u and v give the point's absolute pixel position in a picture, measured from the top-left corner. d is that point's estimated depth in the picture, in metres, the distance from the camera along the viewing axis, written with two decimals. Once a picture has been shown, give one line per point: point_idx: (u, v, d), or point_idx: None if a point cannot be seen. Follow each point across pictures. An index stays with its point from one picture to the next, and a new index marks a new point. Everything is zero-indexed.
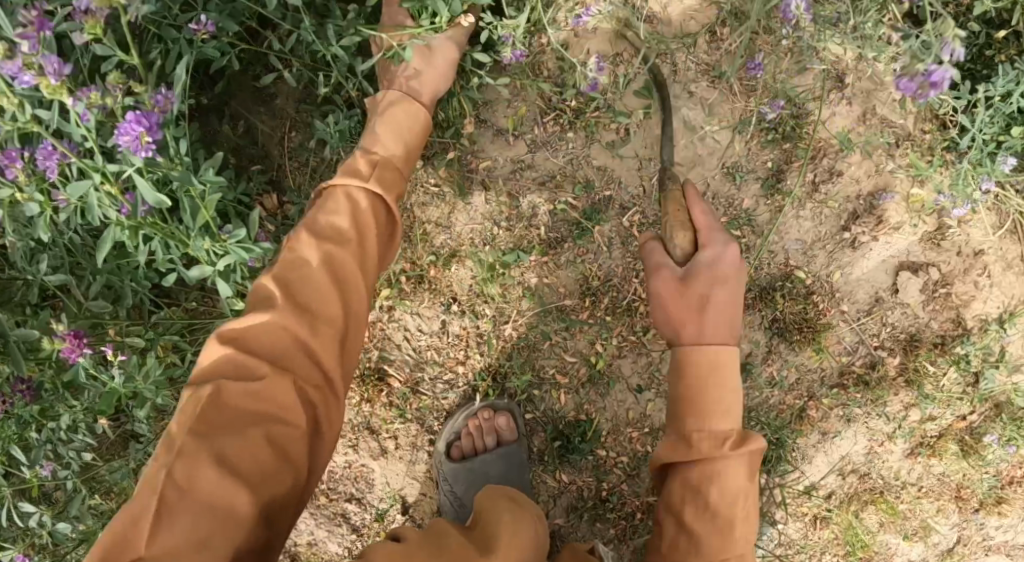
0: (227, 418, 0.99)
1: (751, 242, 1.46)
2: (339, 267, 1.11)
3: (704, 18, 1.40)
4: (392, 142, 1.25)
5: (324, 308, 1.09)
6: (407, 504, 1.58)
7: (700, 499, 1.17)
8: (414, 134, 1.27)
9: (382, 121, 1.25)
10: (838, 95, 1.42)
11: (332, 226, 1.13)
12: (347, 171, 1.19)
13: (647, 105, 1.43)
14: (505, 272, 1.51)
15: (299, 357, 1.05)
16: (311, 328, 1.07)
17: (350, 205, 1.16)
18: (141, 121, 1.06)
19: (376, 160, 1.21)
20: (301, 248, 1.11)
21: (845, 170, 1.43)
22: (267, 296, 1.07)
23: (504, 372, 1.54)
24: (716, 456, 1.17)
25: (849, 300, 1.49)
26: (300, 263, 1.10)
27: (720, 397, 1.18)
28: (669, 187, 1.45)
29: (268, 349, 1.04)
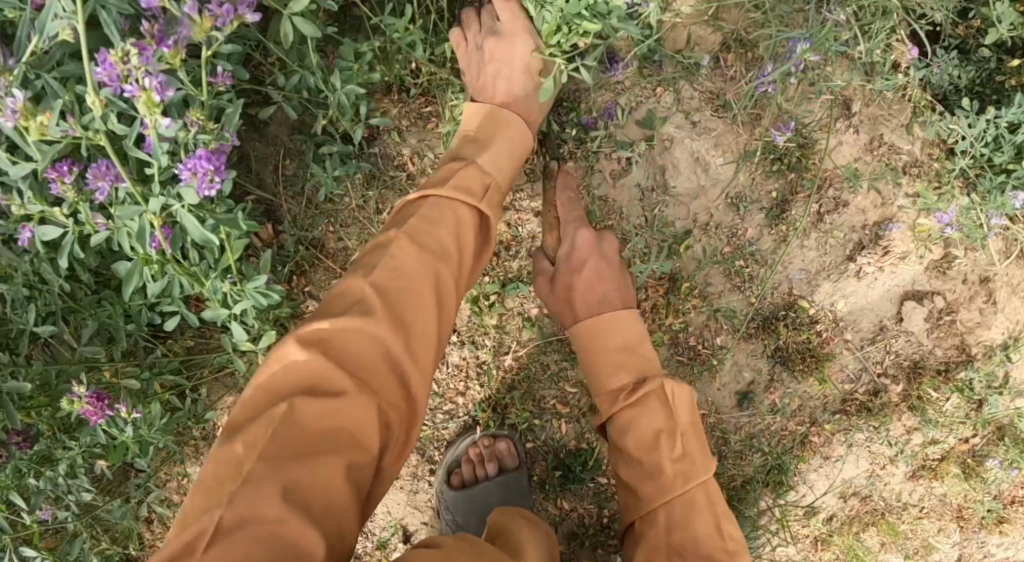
0: (306, 436, 0.96)
1: (754, 272, 1.44)
2: (437, 284, 1.11)
3: (709, 44, 1.36)
4: (496, 166, 1.26)
5: (418, 322, 1.08)
6: (408, 533, 1.58)
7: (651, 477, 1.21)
8: (512, 153, 1.29)
9: (499, 141, 1.29)
10: (845, 124, 1.39)
11: (426, 237, 1.13)
12: (456, 185, 1.19)
13: (649, 136, 1.38)
14: (504, 302, 1.49)
15: (386, 375, 1.03)
16: (402, 342, 1.05)
17: (450, 220, 1.16)
18: (210, 158, 1.08)
19: (489, 182, 1.23)
20: (397, 254, 1.10)
21: (851, 200, 1.41)
22: (359, 302, 1.06)
23: (505, 404, 1.53)
24: (669, 491, 1.19)
25: (853, 329, 1.48)
26: (392, 272, 1.09)
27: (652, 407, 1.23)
28: (671, 217, 1.42)
29: (355, 359, 1.02)
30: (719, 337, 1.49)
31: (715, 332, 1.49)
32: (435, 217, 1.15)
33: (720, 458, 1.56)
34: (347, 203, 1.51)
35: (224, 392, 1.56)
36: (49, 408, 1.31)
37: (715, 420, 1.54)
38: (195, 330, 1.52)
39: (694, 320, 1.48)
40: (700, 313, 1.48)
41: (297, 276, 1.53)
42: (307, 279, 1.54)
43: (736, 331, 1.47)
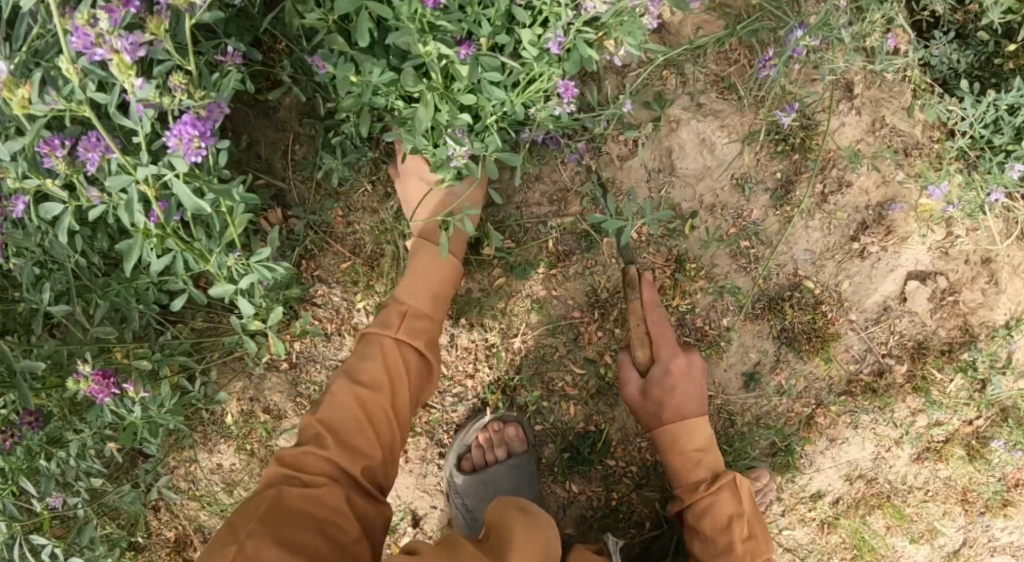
0: (286, 513, 1.12)
1: (760, 253, 1.46)
2: (372, 409, 1.26)
3: (713, 27, 1.39)
4: (418, 292, 1.35)
5: (361, 439, 1.24)
6: (418, 517, 1.59)
7: (709, 514, 1.36)
8: (443, 284, 1.37)
9: (414, 272, 1.36)
10: (847, 105, 1.41)
11: (370, 395, 1.26)
12: (377, 321, 1.33)
13: (656, 118, 1.40)
14: (512, 284, 1.51)
15: (347, 484, 1.21)
16: (357, 449, 1.23)
17: (381, 353, 1.30)
18: (196, 124, 1.04)
19: (404, 311, 1.34)
20: (347, 437, 1.24)
21: (854, 180, 1.42)
22: (319, 465, 1.20)
23: (513, 386, 1.54)
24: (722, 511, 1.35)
25: (857, 309, 1.49)
26: (344, 433, 1.24)
27: (711, 456, 1.39)
28: (678, 199, 1.44)
29: (348, 436, 1.24)
30: (725, 318, 1.51)
31: (721, 314, 1.50)
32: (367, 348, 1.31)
33: (727, 441, 1.57)
34: (356, 187, 1.54)
35: (234, 376, 1.58)
36: (60, 389, 1.29)
37: (722, 402, 1.56)
38: (205, 314, 1.53)
39: (700, 301, 1.50)
40: (707, 295, 1.49)
41: (306, 260, 1.56)
42: (316, 263, 1.56)
43: (742, 312, 1.49)
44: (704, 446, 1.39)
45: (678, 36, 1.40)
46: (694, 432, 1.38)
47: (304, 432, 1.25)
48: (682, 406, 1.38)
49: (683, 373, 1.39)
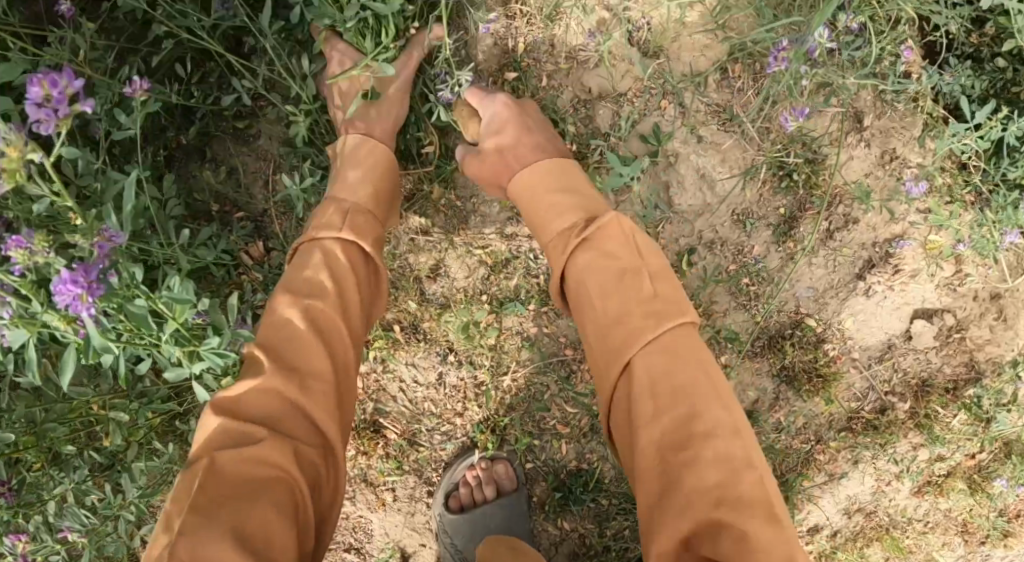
0: (233, 487, 0.98)
1: (760, 290, 1.40)
2: (319, 320, 1.11)
3: (715, 53, 1.30)
4: (360, 188, 1.22)
5: (311, 362, 1.08)
6: (407, 555, 1.55)
7: (726, 460, 1.01)
8: (382, 175, 1.26)
9: (346, 165, 1.25)
10: (856, 138, 1.34)
11: (309, 331, 1.10)
12: (319, 222, 1.19)
13: (653, 151, 1.31)
14: (502, 321, 1.45)
15: (292, 416, 1.05)
16: (300, 379, 1.07)
17: (325, 259, 1.16)
18: (78, 280, 0.86)
19: (345, 210, 1.20)
20: (286, 352, 1.08)
21: (861, 217, 1.36)
22: (268, 387, 1.05)
23: (504, 425, 1.49)
24: (693, 443, 1.01)
25: (860, 347, 1.44)
26: (289, 354, 1.08)
27: (685, 366, 1.05)
28: (676, 235, 1.37)
29: (278, 386, 1.06)
30: (723, 356, 1.45)
31: (719, 351, 1.45)
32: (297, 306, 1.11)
33: None
34: None
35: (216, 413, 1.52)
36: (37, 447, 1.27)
37: None
38: None
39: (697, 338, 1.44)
40: (704, 332, 1.44)
41: None
42: None
43: (741, 350, 1.44)
44: (733, 450, 1.02)
45: (677, 62, 1.30)
46: (677, 355, 1.06)
47: (244, 361, 1.09)
48: (677, 360, 1.05)
49: (685, 340, 1.07)
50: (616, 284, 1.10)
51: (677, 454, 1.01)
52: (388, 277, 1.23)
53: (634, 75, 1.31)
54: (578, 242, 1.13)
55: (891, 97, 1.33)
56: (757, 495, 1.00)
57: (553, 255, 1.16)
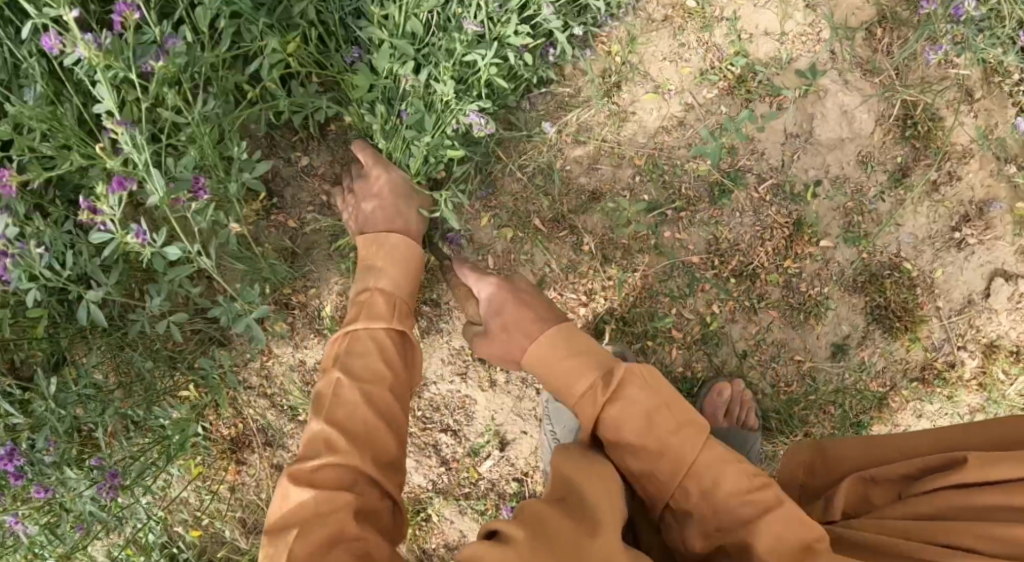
0: (356, 438, 1.17)
1: (868, 229, 1.59)
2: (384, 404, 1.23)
3: (864, 16, 1.51)
4: (395, 275, 1.37)
5: (384, 419, 1.22)
6: (504, 442, 1.60)
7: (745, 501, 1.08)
8: (415, 273, 1.40)
9: (387, 260, 1.38)
10: (967, 107, 1.54)
11: (380, 356, 1.27)
12: (366, 313, 1.31)
13: (807, 85, 1.51)
14: (637, 222, 1.57)
15: (382, 437, 1.19)
16: (384, 402, 1.23)
17: (375, 346, 1.28)
18: None
19: (393, 303, 1.34)
20: (371, 392, 1.22)
21: (964, 175, 1.56)
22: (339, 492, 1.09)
23: (626, 321, 1.60)
24: (609, 404, 1.16)
25: (944, 298, 1.62)
26: (359, 436, 1.17)
27: (568, 347, 1.22)
28: (807, 164, 1.56)
29: (360, 435, 1.17)
30: (826, 286, 1.62)
31: (824, 282, 1.61)
32: (382, 333, 1.29)
33: (807, 406, 1.65)
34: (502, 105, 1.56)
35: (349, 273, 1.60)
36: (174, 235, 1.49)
37: (808, 368, 1.65)
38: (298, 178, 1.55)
39: (808, 266, 1.61)
40: (815, 261, 1.61)
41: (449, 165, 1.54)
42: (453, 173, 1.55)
43: (843, 282, 1.61)
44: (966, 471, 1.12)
45: (835, 16, 1.50)
46: (681, 427, 1.14)
47: (309, 437, 1.17)
48: (657, 400, 1.15)
49: (558, 335, 1.24)
50: (563, 363, 1.21)
51: (571, 393, 1.20)
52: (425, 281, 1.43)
53: (797, 20, 1.51)
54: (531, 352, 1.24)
55: (999, 80, 1.54)
56: (984, 503, 1.09)
57: (579, 412, 1.18)
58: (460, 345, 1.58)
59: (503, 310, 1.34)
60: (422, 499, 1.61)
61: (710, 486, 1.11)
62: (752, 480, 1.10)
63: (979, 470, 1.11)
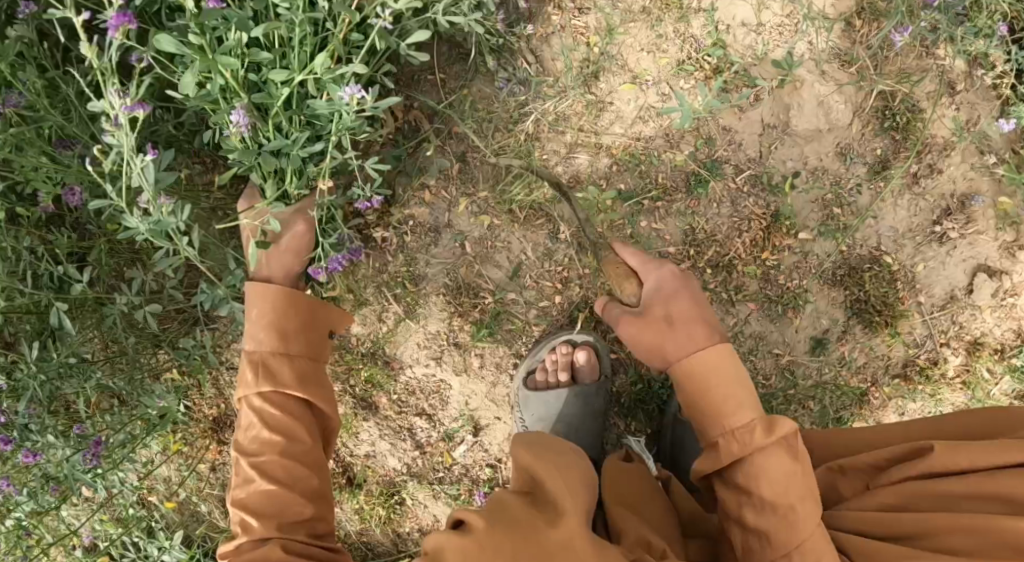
0: (270, 510, 1.21)
1: (848, 222, 1.58)
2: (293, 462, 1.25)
3: (843, 7, 1.51)
4: (260, 335, 1.28)
5: (295, 478, 1.24)
6: (479, 427, 1.62)
7: (776, 510, 1.10)
8: (283, 317, 1.29)
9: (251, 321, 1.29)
10: (949, 100, 1.53)
11: (266, 426, 1.25)
12: (241, 382, 1.27)
13: (783, 75, 1.51)
14: (613, 210, 1.58)
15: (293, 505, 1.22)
16: (285, 464, 1.24)
17: (261, 413, 1.26)
18: None
19: (265, 363, 1.28)
20: (264, 463, 1.24)
21: (945, 168, 1.55)
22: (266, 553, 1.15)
23: (601, 309, 1.60)
24: (705, 376, 1.19)
25: (926, 293, 1.60)
26: (267, 511, 1.21)
27: (684, 299, 1.26)
28: (785, 155, 1.56)
29: (269, 506, 1.21)
30: (805, 279, 1.61)
31: (803, 275, 1.60)
32: (270, 393, 1.26)
33: (785, 401, 1.64)
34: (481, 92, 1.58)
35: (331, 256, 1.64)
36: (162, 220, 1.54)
37: (787, 362, 1.63)
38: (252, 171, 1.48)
39: (786, 259, 1.60)
40: (793, 254, 1.60)
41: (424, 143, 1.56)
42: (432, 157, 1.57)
43: (822, 275, 1.60)
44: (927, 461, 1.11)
45: (814, 7, 1.50)
46: (727, 413, 1.17)
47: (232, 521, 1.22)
48: (720, 385, 1.19)
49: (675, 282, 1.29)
50: (675, 327, 1.24)
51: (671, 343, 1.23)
52: (330, 308, 1.35)
53: (775, 10, 1.51)
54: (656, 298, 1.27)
55: (981, 72, 1.53)
56: (947, 493, 1.08)
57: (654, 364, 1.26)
58: (436, 330, 1.60)
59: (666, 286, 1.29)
60: (397, 482, 1.63)
61: (751, 484, 1.13)
62: (799, 489, 1.11)
63: (943, 459, 1.09)
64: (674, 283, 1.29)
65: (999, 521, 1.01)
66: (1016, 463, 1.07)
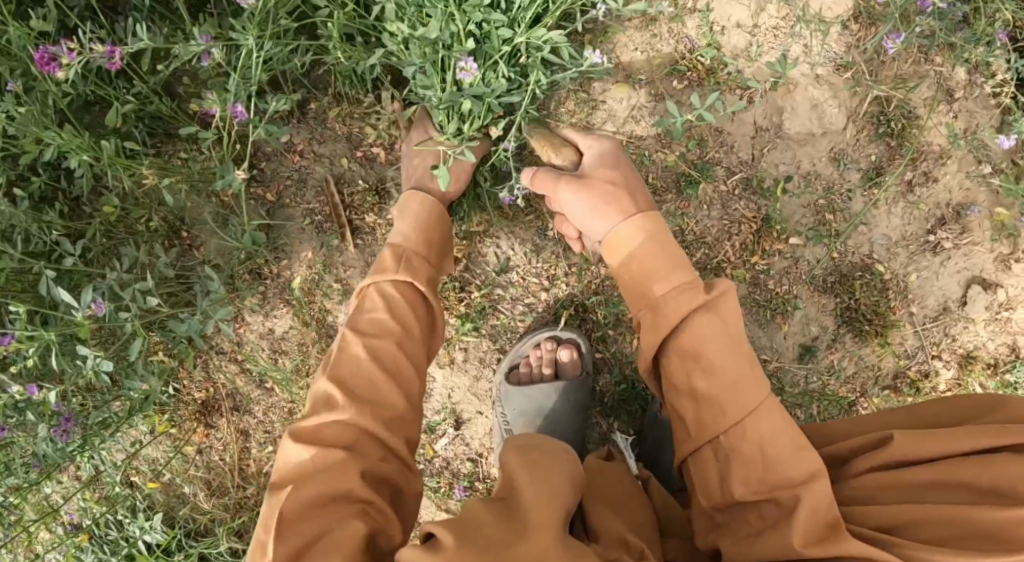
0: (360, 396, 1.18)
1: (840, 228, 1.55)
2: (395, 363, 1.22)
3: (840, 10, 1.49)
4: (408, 232, 1.34)
5: (387, 393, 1.20)
6: (460, 420, 1.62)
7: (722, 376, 1.16)
8: (432, 226, 1.37)
9: (399, 217, 1.37)
10: (947, 107, 1.51)
11: (388, 312, 1.26)
12: (375, 268, 1.30)
13: (776, 77, 1.50)
14: None
15: (383, 411, 1.18)
16: (391, 360, 1.22)
17: (382, 302, 1.27)
18: None
19: (400, 254, 1.32)
20: (378, 350, 1.22)
21: (940, 177, 1.53)
22: (338, 463, 1.11)
23: (587, 307, 1.60)
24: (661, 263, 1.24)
25: (919, 304, 1.58)
26: (361, 398, 1.18)
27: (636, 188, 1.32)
28: (777, 158, 1.54)
29: (366, 394, 1.18)
30: (795, 285, 1.59)
31: (793, 280, 1.59)
32: (393, 290, 1.28)
33: None
34: None
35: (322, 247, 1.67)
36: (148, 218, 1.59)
37: (775, 368, 1.61)
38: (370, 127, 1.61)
39: (777, 263, 1.58)
40: (784, 259, 1.58)
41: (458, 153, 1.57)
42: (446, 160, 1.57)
43: (812, 282, 1.58)
44: (893, 451, 1.11)
45: (810, 9, 1.48)
46: (668, 278, 1.23)
47: (314, 396, 1.19)
48: (665, 248, 1.25)
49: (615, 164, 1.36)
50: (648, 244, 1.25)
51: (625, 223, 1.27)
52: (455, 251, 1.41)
53: (771, 13, 1.50)
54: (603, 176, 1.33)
55: (981, 79, 1.50)
56: (917, 483, 1.09)
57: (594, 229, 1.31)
58: None
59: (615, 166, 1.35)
60: None
61: (697, 350, 1.17)
62: (742, 365, 1.16)
63: (912, 447, 1.11)
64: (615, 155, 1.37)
65: (971, 509, 1.02)
66: (978, 449, 1.08)
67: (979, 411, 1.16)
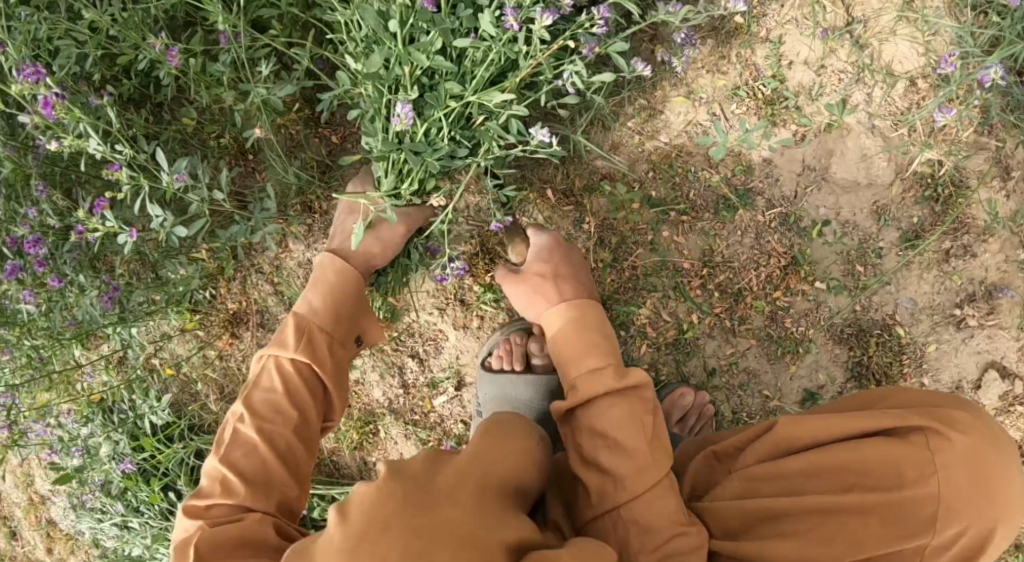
0: (252, 477, 1.21)
1: (867, 282, 1.57)
2: (286, 439, 1.26)
3: (911, 65, 1.50)
4: (315, 302, 1.36)
5: (277, 471, 1.23)
6: (462, 383, 1.69)
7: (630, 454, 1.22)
8: (345, 299, 1.39)
9: (312, 286, 1.38)
10: (1000, 184, 1.51)
11: (288, 388, 1.29)
12: (277, 342, 1.32)
13: (832, 119, 1.53)
14: (638, 214, 1.63)
15: (278, 468, 1.23)
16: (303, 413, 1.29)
17: (282, 378, 1.29)
18: None
19: (304, 330, 1.33)
20: (272, 436, 1.25)
21: (980, 254, 1.53)
22: (241, 523, 1.15)
23: (604, 304, 1.65)
24: (591, 376, 1.28)
25: (932, 376, 1.57)
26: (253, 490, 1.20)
27: (579, 339, 1.32)
28: (819, 201, 1.56)
29: (251, 471, 1.22)
30: (812, 329, 1.60)
31: (810, 323, 1.60)
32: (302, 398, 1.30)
33: None
34: None
35: None
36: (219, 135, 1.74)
37: (775, 406, 1.63)
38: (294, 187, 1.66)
39: (798, 303, 1.60)
40: (806, 300, 1.60)
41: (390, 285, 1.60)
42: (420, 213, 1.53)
43: (828, 329, 1.59)
44: (779, 438, 1.21)
45: (879, 60, 1.51)
46: (591, 358, 1.29)
47: (204, 477, 1.23)
48: (588, 326, 1.33)
49: (580, 311, 1.35)
50: (581, 339, 1.31)
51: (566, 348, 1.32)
52: (374, 316, 1.43)
53: (840, 56, 1.52)
54: (557, 318, 1.35)
55: None
56: (790, 473, 1.18)
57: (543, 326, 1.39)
58: (446, 283, 1.68)
59: (575, 325, 1.33)
60: (375, 414, 1.71)
61: (605, 430, 1.24)
62: (644, 442, 1.22)
63: (785, 435, 1.20)
64: (567, 281, 1.40)
65: (826, 504, 1.14)
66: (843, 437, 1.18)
67: (867, 400, 1.23)
